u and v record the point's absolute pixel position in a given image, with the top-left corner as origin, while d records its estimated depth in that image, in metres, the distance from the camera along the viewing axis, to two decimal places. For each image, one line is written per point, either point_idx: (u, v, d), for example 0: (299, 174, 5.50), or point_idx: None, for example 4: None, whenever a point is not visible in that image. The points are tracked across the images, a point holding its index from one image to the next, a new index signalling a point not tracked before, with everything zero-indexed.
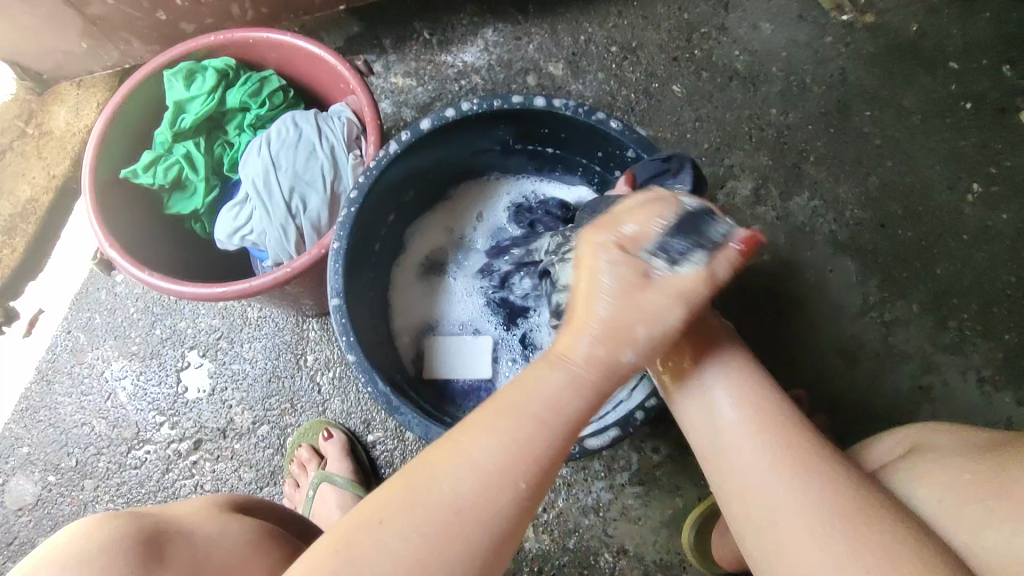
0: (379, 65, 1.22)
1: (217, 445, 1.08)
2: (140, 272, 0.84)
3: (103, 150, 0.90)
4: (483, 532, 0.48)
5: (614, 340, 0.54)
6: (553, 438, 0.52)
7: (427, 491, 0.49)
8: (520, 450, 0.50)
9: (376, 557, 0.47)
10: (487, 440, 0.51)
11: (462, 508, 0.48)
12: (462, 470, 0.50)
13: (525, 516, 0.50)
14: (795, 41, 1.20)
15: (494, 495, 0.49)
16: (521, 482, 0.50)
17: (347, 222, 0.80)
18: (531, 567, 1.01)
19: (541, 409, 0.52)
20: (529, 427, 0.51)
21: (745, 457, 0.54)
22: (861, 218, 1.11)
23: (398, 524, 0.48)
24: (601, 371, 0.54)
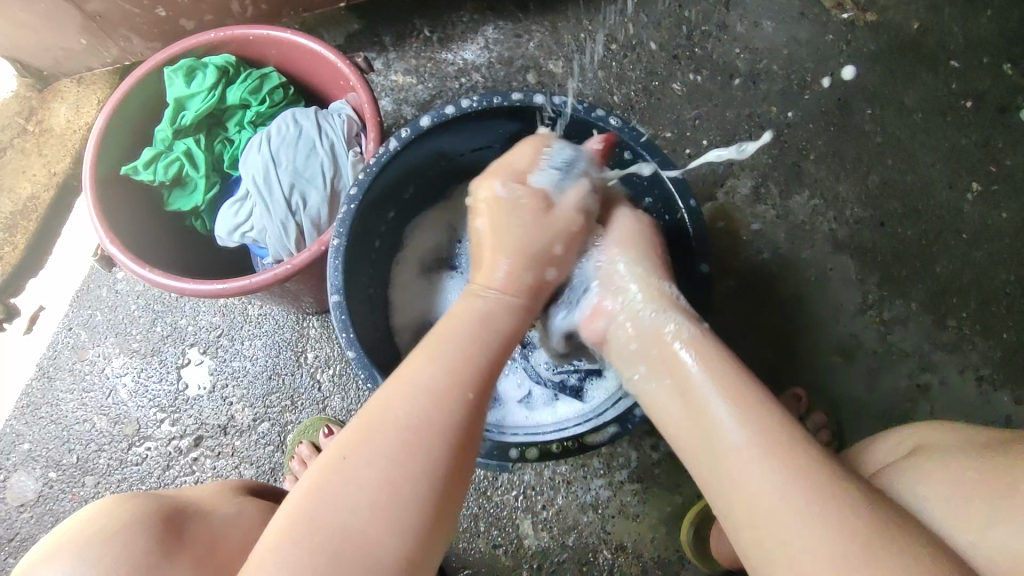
0: (379, 62, 1.22)
1: (218, 441, 1.08)
2: (141, 268, 0.85)
3: (103, 146, 0.90)
4: (435, 444, 0.55)
5: (527, 263, 0.74)
6: (481, 358, 0.63)
7: (378, 411, 0.56)
8: (457, 372, 0.60)
9: (347, 487, 0.52)
10: (424, 367, 0.60)
11: (412, 422, 0.56)
12: (408, 391, 0.58)
13: (471, 430, 0.58)
14: (795, 39, 1.20)
15: (439, 407, 0.57)
16: (464, 393, 0.59)
17: (347, 219, 0.80)
18: (530, 564, 1.01)
19: (465, 334, 0.64)
20: (461, 349, 0.63)
21: (753, 477, 0.54)
22: (861, 216, 1.11)
23: (362, 448, 0.54)
24: (516, 291, 0.72)
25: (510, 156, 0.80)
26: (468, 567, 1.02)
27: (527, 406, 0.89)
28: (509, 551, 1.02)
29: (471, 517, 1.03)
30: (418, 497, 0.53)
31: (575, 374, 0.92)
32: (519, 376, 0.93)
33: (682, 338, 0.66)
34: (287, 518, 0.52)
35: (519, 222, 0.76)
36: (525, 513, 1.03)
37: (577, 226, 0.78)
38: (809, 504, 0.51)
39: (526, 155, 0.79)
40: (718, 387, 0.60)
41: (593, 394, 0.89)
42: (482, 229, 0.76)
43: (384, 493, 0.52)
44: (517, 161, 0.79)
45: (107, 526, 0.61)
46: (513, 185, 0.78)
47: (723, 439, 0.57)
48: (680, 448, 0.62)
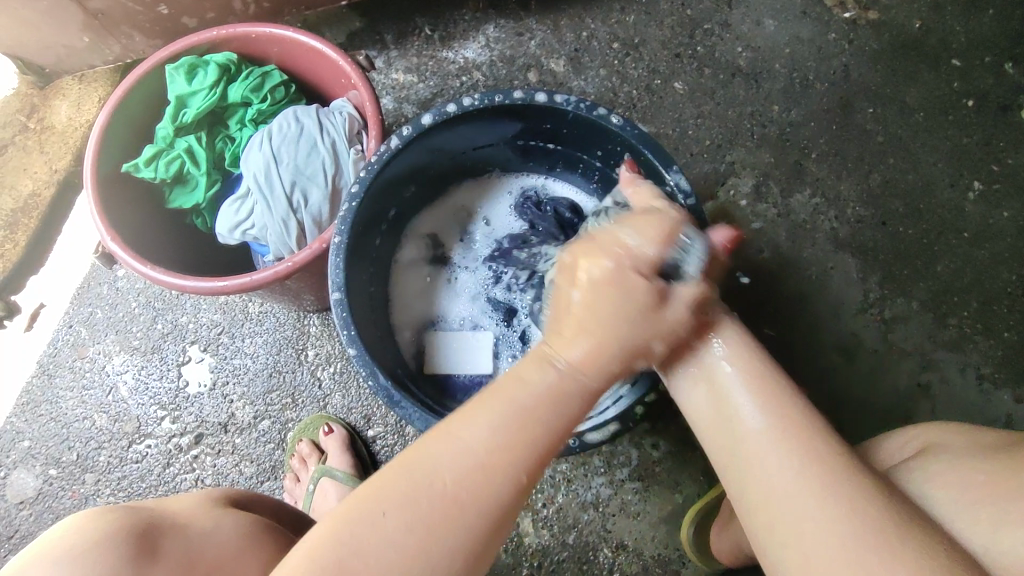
0: (380, 60, 1.22)
1: (218, 439, 1.08)
2: (142, 265, 0.84)
3: (105, 144, 0.90)
4: (473, 517, 0.51)
5: (622, 343, 0.58)
6: (548, 435, 0.54)
7: (420, 479, 0.51)
8: (514, 445, 0.53)
9: (379, 547, 0.49)
10: (481, 430, 0.53)
11: (456, 498, 0.51)
12: (454, 462, 0.52)
13: (516, 504, 0.53)
14: (798, 37, 1.20)
15: (489, 484, 0.52)
16: (520, 475, 0.53)
17: (349, 216, 0.80)
18: (530, 562, 1.01)
19: (540, 410, 0.55)
20: (528, 418, 0.54)
21: (768, 461, 0.54)
22: (863, 216, 1.11)
23: (396, 515, 0.50)
24: (593, 370, 0.57)
25: (615, 234, 0.62)
26: None
27: None
28: (510, 549, 1.02)
29: None
30: (446, 568, 0.50)
31: None
32: None
33: (723, 344, 0.62)
34: (311, 546, 0.50)
35: (624, 307, 0.57)
36: (525, 511, 1.03)
37: (684, 330, 0.61)
38: (824, 490, 0.51)
39: (642, 236, 0.61)
40: (742, 374, 0.60)
41: None
42: (578, 302, 0.58)
43: (416, 561, 0.49)
44: (647, 247, 0.60)
45: (78, 543, 0.62)
46: (625, 258, 0.59)
47: (742, 424, 0.57)
48: (699, 429, 0.62)
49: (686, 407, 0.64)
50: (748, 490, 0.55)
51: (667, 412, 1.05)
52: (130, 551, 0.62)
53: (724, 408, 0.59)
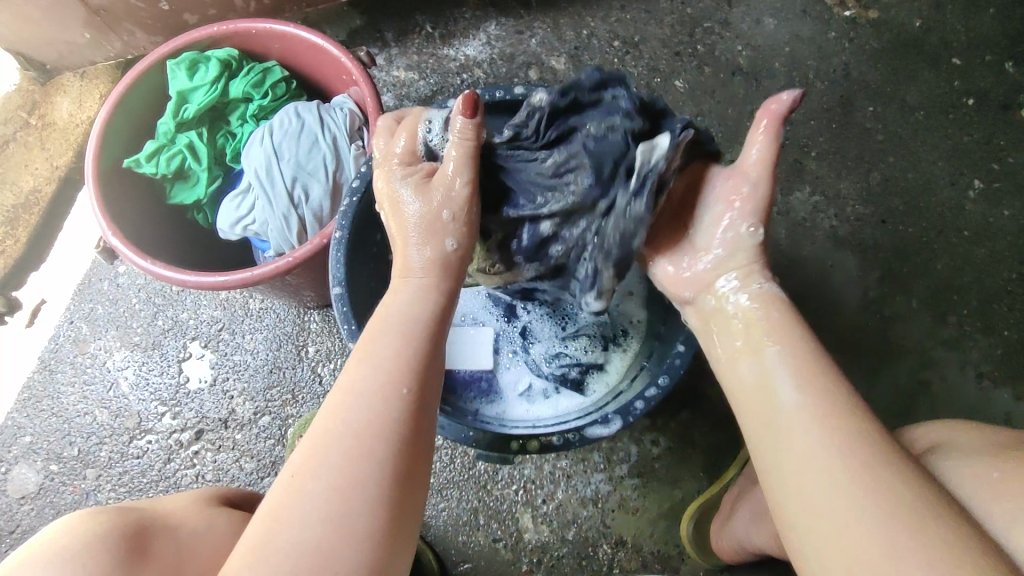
0: (381, 58, 1.22)
1: (219, 435, 1.08)
2: (143, 260, 0.85)
3: (106, 139, 0.91)
4: (381, 442, 0.54)
5: (428, 231, 0.67)
6: (414, 347, 0.61)
7: (326, 429, 0.54)
8: (394, 368, 0.58)
9: (303, 501, 0.51)
10: (366, 372, 0.58)
11: (356, 431, 0.54)
12: (347, 401, 0.56)
13: (418, 423, 0.57)
14: (798, 36, 1.20)
15: (379, 408, 0.55)
16: (401, 390, 0.57)
17: (349, 212, 0.81)
18: (530, 558, 1.02)
19: (398, 325, 0.62)
20: (393, 341, 0.60)
21: (802, 447, 0.52)
22: (862, 214, 1.12)
23: (311, 466, 0.52)
24: (437, 271, 0.67)
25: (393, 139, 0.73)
26: (468, 561, 1.02)
27: (527, 399, 0.90)
28: (509, 545, 1.02)
29: (471, 511, 1.04)
30: (371, 496, 0.51)
31: (576, 367, 0.91)
32: (521, 369, 0.92)
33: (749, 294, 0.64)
34: (250, 544, 0.50)
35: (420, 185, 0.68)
36: (525, 508, 1.03)
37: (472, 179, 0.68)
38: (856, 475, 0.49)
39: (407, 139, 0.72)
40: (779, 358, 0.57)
41: (594, 388, 0.90)
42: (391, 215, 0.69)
43: (339, 498, 0.51)
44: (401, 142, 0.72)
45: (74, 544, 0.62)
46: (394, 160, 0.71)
47: (777, 408, 0.55)
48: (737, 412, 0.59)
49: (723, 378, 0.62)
50: (781, 472, 0.52)
51: (667, 409, 1.05)
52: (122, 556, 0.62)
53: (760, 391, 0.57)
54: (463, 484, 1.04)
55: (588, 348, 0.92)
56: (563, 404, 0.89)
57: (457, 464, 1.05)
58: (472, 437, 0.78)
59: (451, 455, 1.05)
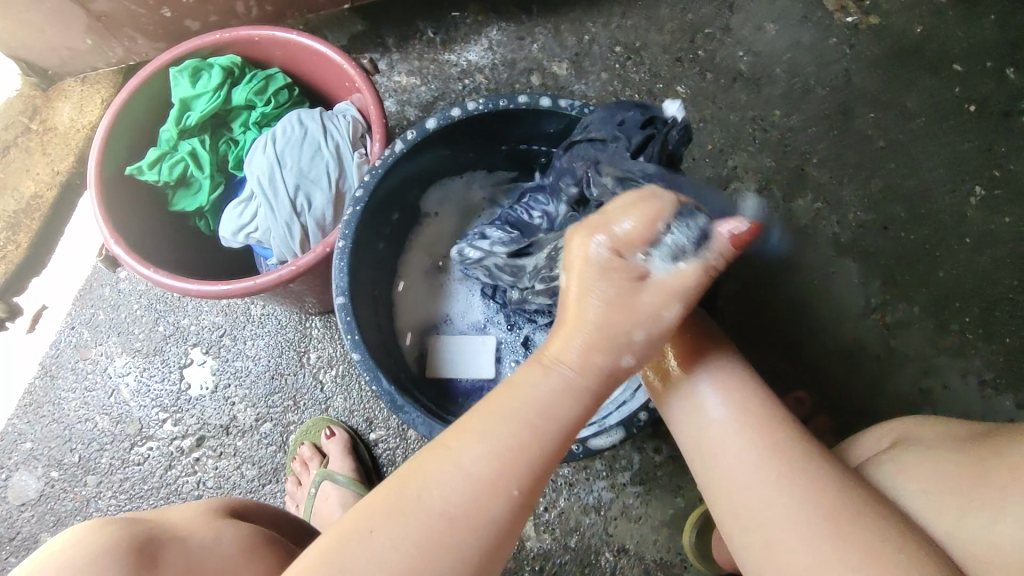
0: (382, 63, 1.22)
1: (221, 442, 1.08)
2: (145, 269, 0.84)
3: (108, 147, 0.90)
4: (468, 538, 0.49)
5: (604, 346, 0.53)
6: (545, 448, 0.52)
7: (418, 487, 0.50)
8: (515, 458, 0.51)
9: (365, 558, 0.48)
10: (481, 448, 0.51)
11: (449, 511, 0.49)
12: (449, 468, 0.50)
13: (516, 520, 0.51)
14: (799, 42, 1.20)
15: (481, 497, 0.50)
16: (511, 491, 0.50)
17: (352, 221, 0.80)
18: (532, 566, 1.01)
19: (532, 412, 0.52)
20: (519, 425, 0.52)
21: (731, 455, 0.55)
22: (864, 220, 1.12)
23: (390, 526, 0.48)
24: (591, 373, 0.53)
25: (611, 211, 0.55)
26: None
27: None
28: (512, 553, 1.02)
29: None
30: None
31: None
32: None
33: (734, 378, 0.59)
34: (310, 562, 0.49)
35: (603, 297, 0.52)
36: (527, 515, 1.03)
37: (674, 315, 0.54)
38: (783, 478, 0.52)
39: (636, 219, 0.53)
40: (710, 372, 0.59)
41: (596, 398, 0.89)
42: (571, 293, 0.54)
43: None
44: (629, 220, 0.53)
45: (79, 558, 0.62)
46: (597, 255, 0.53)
47: (705, 421, 0.57)
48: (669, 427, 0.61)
49: (658, 400, 0.62)
50: (715, 480, 0.55)
51: None
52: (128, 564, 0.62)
53: (687, 402, 0.59)
54: None
55: None
56: None
57: None
58: None
59: None
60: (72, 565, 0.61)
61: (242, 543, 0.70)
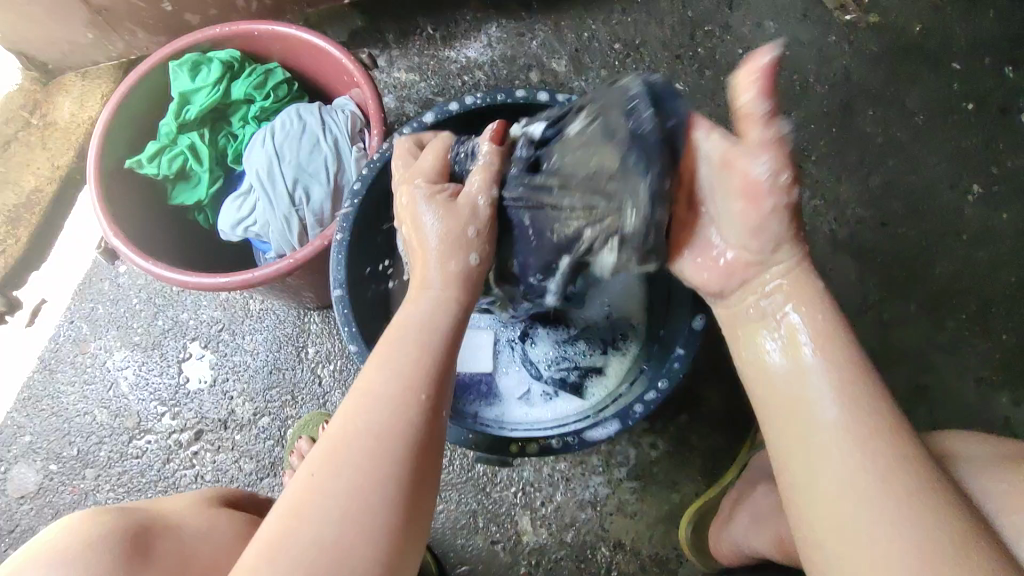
0: (382, 59, 1.23)
1: (219, 435, 1.09)
2: (144, 261, 0.85)
3: (108, 140, 0.91)
4: (398, 445, 0.54)
5: (452, 247, 0.69)
6: (432, 356, 0.62)
7: (344, 427, 0.55)
8: (414, 374, 0.59)
9: (322, 500, 0.51)
10: (387, 378, 0.59)
11: (373, 432, 0.55)
12: (365, 401, 0.57)
13: (433, 429, 0.58)
14: (798, 40, 1.20)
15: (399, 414, 0.56)
16: (419, 396, 0.58)
17: (350, 214, 0.81)
18: (528, 561, 1.02)
19: (412, 333, 0.63)
20: (410, 347, 0.62)
21: (851, 469, 0.52)
22: (862, 217, 1.12)
23: (335, 466, 0.53)
24: (450, 283, 0.68)
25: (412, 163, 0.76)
26: (467, 563, 1.02)
27: (526, 402, 0.90)
28: (508, 547, 1.02)
29: (470, 513, 1.04)
30: (386, 498, 0.52)
31: (575, 371, 0.92)
32: (520, 372, 0.93)
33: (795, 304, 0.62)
34: (269, 539, 0.50)
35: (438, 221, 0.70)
36: (523, 510, 1.03)
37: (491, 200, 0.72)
38: (897, 500, 0.49)
39: (433, 155, 0.75)
40: (828, 374, 0.57)
41: (593, 391, 0.90)
42: (410, 237, 0.72)
43: (363, 500, 0.51)
44: (426, 162, 0.74)
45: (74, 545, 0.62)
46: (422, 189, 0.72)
47: (823, 428, 0.54)
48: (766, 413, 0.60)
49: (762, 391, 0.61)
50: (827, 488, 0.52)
51: (666, 411, 1.05)
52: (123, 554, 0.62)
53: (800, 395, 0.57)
54: (462, 486, 1.05)
55: (587, 352, 0.93)
56: (562, 409, 0.89)
57: (456, 466, 1.05)
58: (470, 440, 0.78)
59: (450, 458, 1.05)
60: (67, 553, 0.61)
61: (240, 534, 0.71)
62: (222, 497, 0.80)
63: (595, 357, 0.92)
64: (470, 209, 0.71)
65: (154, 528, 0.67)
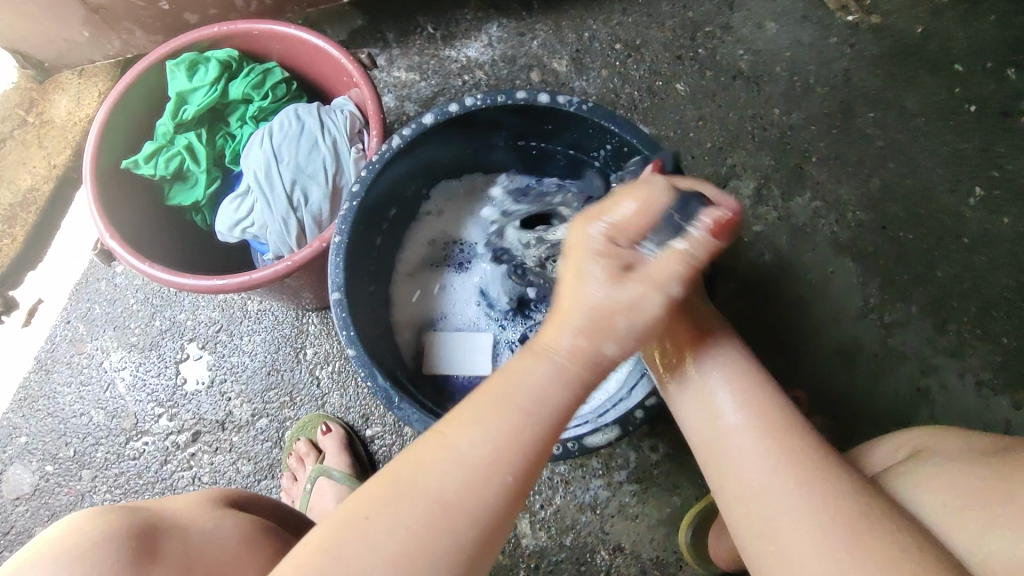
0: (382, 58, 1.22)
1: (216, 437, 1.08)
2: (140, 263, 0.84)
3: (104, 139, 0.90)
4: (464, 526, 0.47)
5: (595, 327, 0.51)
6: (539, 435, 0.50)
7: (409, 475, 0.48)
8: (511, 447, 0.49)
9: (364, 556, 0.46)
10: (479, 438, 0.49)
11: (444, 502, 0.47)
12: (443, 460, 0.49)
13: (513, 509, 0.49)
14: (799, 41, 1.19)
15: (477, 489, 0.48)
16: (505, 476, 0.49)
17: (349, 216, 0.79)
18: (527, 564, 1.01)
19: (531, 396, 0.51)
20: (510, 409, 0.50)
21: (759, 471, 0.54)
22: (863, 219, 1.11)
23: (388, 522, 0.47)
24: (583, 359, 0.52)
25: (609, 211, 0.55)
26: None
27: None
28: (507, 550, 1.02)
29: None
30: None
31: None
32: None
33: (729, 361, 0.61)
34: (304, 555, 0.47)
35: (592, 274, 0.52)
36: (522, 513, 1.03)
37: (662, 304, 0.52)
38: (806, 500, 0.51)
39: (635, 205, 0.54)
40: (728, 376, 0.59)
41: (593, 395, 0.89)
42: (563, 274, 0.54)
43: (400, 573, 0.45)
44: (626, 209, 0.54)
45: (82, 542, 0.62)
46: (592, 246, 0.53)
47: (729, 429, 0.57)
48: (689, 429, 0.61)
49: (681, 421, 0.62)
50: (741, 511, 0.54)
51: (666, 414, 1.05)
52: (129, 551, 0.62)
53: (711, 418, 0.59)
54: None
55: None
56: None
57: None
58: None
59: None
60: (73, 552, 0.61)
61: (244, 533, 0.70)
62: (225, 498, 0.79)
63: None
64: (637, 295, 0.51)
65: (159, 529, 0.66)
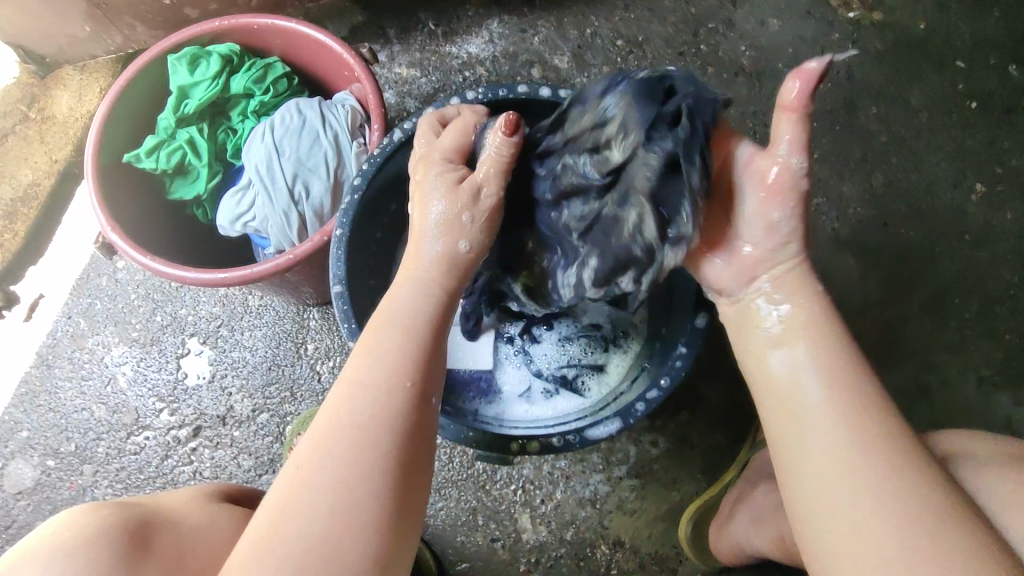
0: (383, 54, 1.22)
1: (217, 432, 1.08)
2: (141, 256, 0.84)
3: (106, 132, 0.90)
4: (384, 435, 0.54)
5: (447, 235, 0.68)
6: (418, 342, 0.61)
7: (329, 420, 0.55)
8: (402, 363, 0.59)
9: (308, 492, 0.51)
10: (374, 364, 0.58)
11: (361, 426, 0.54)
12: (350, 395, 0.56)
13: (423, 417, 0.58)
14: (802, 37, 1.19)
15: (383, 402, 0.56)
16: (404, 382, 0.58)
17: (350, 209, 0.80)
18: (527, 558, 1.01)
19: (401, 316, 0.63)
20: (393, 335, 0.61)
21: (831, 456, 0.53)
22: (865, 215, 1.11)
23: (318, 459, 0.52)
24: (442, 274, 0.68)
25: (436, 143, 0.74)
26: (466, 560, 1.02)
27: (527, 400, 0.90)
28: (507, 545, 1.02)
29: (470, 511, 1.03)
30: (375, 494, 0.51)
31: (577, 368, 0.91)
32: (520, 368, 0.92)
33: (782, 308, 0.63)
34: (260, 533, 0.50)
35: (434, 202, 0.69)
36: (523, 507, 1.03)
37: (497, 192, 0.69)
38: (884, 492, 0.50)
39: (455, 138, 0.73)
40: (817, 362, 0.58)
41: (593, 389, 0.90)
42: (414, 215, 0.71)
43: (342, 496, 0.51)
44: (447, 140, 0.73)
45: (70, 541, 0.61)
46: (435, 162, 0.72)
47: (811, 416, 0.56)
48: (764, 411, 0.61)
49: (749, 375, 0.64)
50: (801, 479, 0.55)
51: (667, 409, 1.05)
52: (120, 551, 0.61)
53: (792, 396, 0.58)
54: (462, 483, 1.04)
55: (587, 349, 0.92)
56: (562, 407, 0.88)
57: (456, 463, 1.05)
58: (470, 437, 0.78)
59: (450, 454, 1.05)
60: (62, 548, 0.60)
61: (239, 526, 0.71)
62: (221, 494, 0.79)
63: (596, 355, 0.92)
64: (470, 195, 0.69)
65: (154, 523, 0.66)
